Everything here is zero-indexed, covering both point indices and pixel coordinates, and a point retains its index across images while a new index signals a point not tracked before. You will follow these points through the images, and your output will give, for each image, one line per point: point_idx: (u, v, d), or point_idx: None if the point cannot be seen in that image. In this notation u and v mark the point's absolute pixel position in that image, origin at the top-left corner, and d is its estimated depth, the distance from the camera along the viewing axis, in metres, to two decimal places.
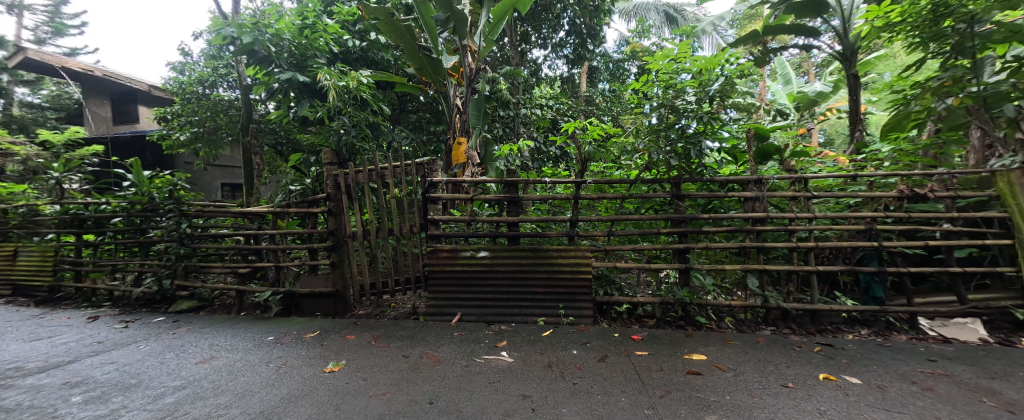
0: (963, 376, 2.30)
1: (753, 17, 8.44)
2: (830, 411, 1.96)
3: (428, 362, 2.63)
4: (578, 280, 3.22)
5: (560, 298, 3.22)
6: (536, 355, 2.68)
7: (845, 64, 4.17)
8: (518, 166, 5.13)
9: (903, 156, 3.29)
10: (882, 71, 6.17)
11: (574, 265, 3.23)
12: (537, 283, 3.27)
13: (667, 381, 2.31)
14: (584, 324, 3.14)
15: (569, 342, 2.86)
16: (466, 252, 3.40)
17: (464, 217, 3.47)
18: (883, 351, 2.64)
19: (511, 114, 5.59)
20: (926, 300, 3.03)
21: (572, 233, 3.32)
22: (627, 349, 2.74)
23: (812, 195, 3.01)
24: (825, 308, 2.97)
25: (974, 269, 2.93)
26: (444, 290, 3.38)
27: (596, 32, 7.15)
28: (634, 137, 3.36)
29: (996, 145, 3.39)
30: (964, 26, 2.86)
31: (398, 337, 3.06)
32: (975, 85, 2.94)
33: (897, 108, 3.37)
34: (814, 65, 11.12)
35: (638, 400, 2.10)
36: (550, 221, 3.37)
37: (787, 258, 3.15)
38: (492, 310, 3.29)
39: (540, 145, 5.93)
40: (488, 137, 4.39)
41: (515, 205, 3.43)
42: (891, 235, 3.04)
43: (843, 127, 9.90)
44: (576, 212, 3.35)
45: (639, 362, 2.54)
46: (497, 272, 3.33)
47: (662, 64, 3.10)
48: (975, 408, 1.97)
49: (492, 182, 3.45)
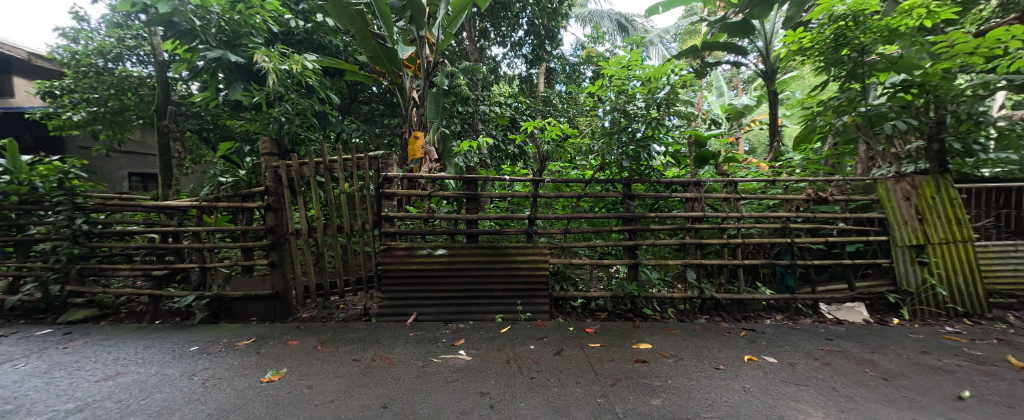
0: (852, 351, 2.75)
1: (693, 33, 9.21)
2: (752, 388, 2.24)
3: (382, 364, 2.54)
4: (536, 277, 3.30)
5: (519, 295, 3.30)
6: (494, 352, 2.71)
7: (767, 82, 4.68)
8: (476, 163, 4.98)
9: (810, 164, 3.86)
10: (795, 91, 6.99)
11: (533, 262, 3.30)
12: (496, 281, 3.30)
13: (617, 369, 2.47)
14: (541, 319, 3.25)
15: (527, 337, 2.95)
16: (422, 250, 3.30)
17: (421, 214, 3.37)
18: (793, 333, 3.06)
19: (468, 112, 5.46)
20: (826, 288, 3.54)
21: (530, 230, 3.37)
22: (581, 342, 2.88)
23: (741, 197, 3.36)
24: (749, 297, 3.34)
25: (861, 261, 3.48)
26: (398, 289, 3.29)
27: (553, 34, 7.20)
28: (590, 138, 3.50)
29: (876, 158, 4.11)
30: (856, 55, 3.40)
31: (348, 340, 2.91)
32: (863, 106, 3.48)
33: (806, 122, 3.95)
34: (742, 80, 12.29)
35: (591, 390, 2.22)
36: (509, 218, 3.38)
37: (719, 254, 3.48)
38: (450, 309, 3.28)
39: (499, 143, 5.75)
40: (446, 132, 4.27)
41: (474, 202, 3.40)
42: (801, 233, 3.50)
43: (764, 138, 11.07)
44: (534, 209, 3.38)
45: (593, 353, 2.69)
46: (455, 270, 3.29)
47: (619, 70, 3.26)
48: (859, 377, 2.38)
49: (450, 179, 3.36)
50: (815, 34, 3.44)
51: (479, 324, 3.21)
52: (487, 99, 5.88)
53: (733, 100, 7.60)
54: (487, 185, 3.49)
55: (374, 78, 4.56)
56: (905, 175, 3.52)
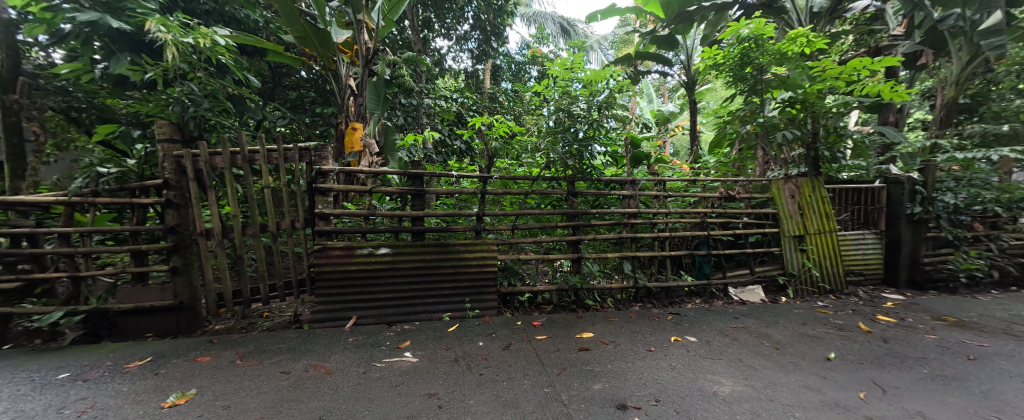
0: (754, 327, 3.21)
1: (627, 43, 9.96)
2: (679, 365, 2.50)
3: (315, 374, 2.32)
4: (484, 274, 3.30)
5: (466, 292, 3.27)
6: (441, 351, 2.64)
7: (687, 92, 5.26)
8: (421, 158, 4.73)
9: (722, 166, 4.38)
10: (709, 101, 7.88)
11: (480, 259, 3.28)
12: (444, 279, 3.23)
13: (563, 358, 2.57)
14: (489, 315, 3.27)
15: (475, 334, 2.93)
16: (363, 250, 3.07)
17: (361, 211, 3.14)
18: (709, 314, 3.48)
19: (412, 104, 5.11)
20: (733, 274, 4.06)
21: (479, 227, 3.33)
22: (529, 335, 2.94)
23: (669, 194, 3.72)
24: (674, 284, 3.71)
25: (759, 250, 4.05)
26: (335, 292, 3.04)
27: (499, 31, 7.20)
28: (538, 137, 3.59)
29: (771, 162, 4.81)
30: (756, 73, 3.97)
31: (273, 351, 2.61)
32: (761, 117, 4.04)
33: (719, 129, 4.52)
34: (666, 89, 13.44)
35: (539, 380, 2.28)
36: (456, 215, 3.31)
37: (650, 246, 3.81)
38: (394, 311, 3.13)
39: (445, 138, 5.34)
40: (388, 124, 4.04)
41: (420, 198, 3.27)
42: (715, 226, 3.98)
43: (686, 143, 12.23)
44: (482, 206, 3.36)
45: (539, 345, 2.76)
46: (399, 270, 3.14)
47: (564, 72, 3.40)
48: (760, 348, 2.79)
49: (393, 174, 3.18)
50: (726, 53, 3.92)
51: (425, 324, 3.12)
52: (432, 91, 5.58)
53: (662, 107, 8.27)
54: (432, 180, 3.38)
55: (303, 60, 4.12)
56: (791, 177, 4.19)
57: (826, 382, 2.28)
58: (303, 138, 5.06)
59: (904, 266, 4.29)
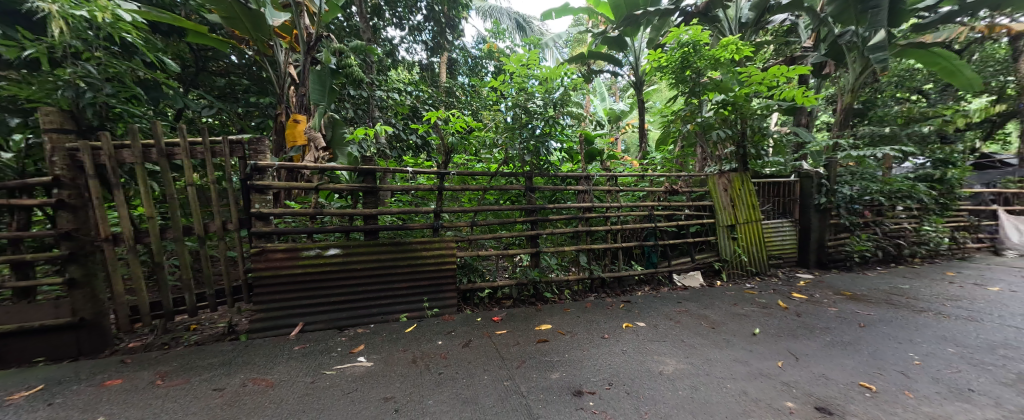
0: (694, 310, 3.49)
1: (580, 43, 10.21)
2: (630, 349, 2.64)
3: (255, 388, 2.12)
4: (443, 271, 3.23)
5: (424, 291, 3.17)
6: (398, 353, 2.55)
7: (636, 92, 5.60)
8: (374, 154, 4.48)
9: (668, 163, 4.83)
10: (656, 101, 8.32)
11: (438, 257, 3.20)
12: (400, 279, 3.11)
13: (523, 351, 2.60)
14: (449, 313, 3.22)
15: (434, 333, 2.86)
16: (309, 251, 2.85)
17: (306, 210, 2.91)
18: (656, 300, 3.72)
19: (364, 96, 4.76)
20: (676, 261, 4.37)
21: (436, 224, 3.25)
22: (489, 331, 2.93)
23: (620, 189, 3.91)
24: (626, 274, 3.91)
25: (698, 239, 4.41)
26: (277, 299, 2.79)
27: (455, 23, 7.06)
28: (494, 132, 3.58)
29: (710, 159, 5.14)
30: (695, 76, 4.29)
31: (203, 367, 2.34)
32: (699, 118, 4.40)
33: (665, 127, 4.86)
34: (615, 89, 13.98)
35: (499, 375, 2.29)
36: (413, 213, 3.19)
37: (604, 239, 3.99)
38: (346, 314, 2.95)
39: (398, 131, 5.08)
40: (336, 117, 3.74)
41: (372, 195, 3.10)
42: (660, 219, 4.26)
43: (634, 140, 12.81)
44: (440, 203, 3.28)
45: (499, 340, 2.77)
46: (351, 272, 2.96)
47: (519, 67, 3.38)
48: (699, 328, 3.04)
49: (342, 170, 2.99)
50: (668, 56, 4.21)
51: (380, 326, 2.98)
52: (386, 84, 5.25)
53: (614, 106, 8.60)
54: (384, 176, 3.22)
55: (230, 42, 3.81)
56: (724, 172, 4.60)
57: (753, 354, 2.56)
58: (235, 130, 4.57)
59: (813, 249, 4.91)
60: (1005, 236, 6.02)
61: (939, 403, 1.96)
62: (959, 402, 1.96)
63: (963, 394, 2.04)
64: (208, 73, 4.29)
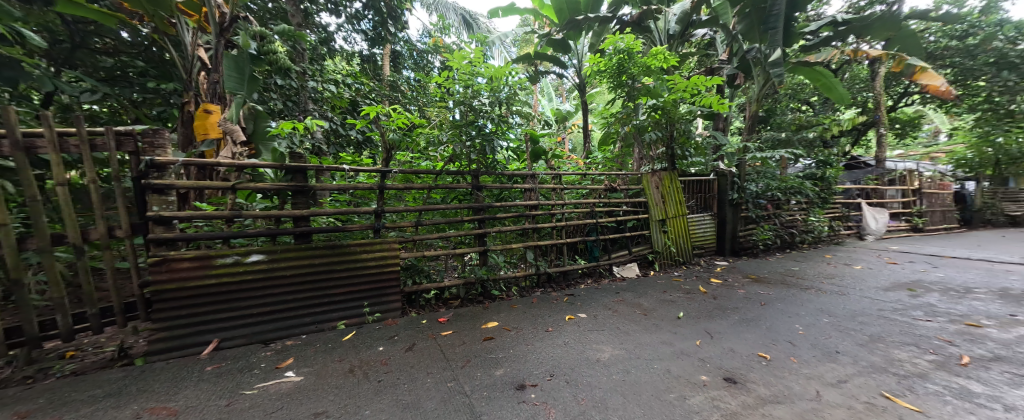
0: (630, 299, 3.74)
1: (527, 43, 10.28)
2: (572, 340, 2.75)
3: (155, 417, 1.85)
4: (385, 275, 3.10)
5: (364, 296, 3.02)
6: (333, 364, 2.38)
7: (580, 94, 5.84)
8: (307, 150, 4.18)
9: (608, 162, 5.13)
10: (599, 102, 8.67)
11: (380, 260, 3.06)
12: (337, 285, 2.92)
13: (469, 350, 2.58)
14: (391, 317, 3.10)
15: (375, 339, 2.73)
16: (225, 258, 2.56)
17: (221, 212, 2.60)
18: (597, 292, 3.92)
19: (296, 85, 4.34)
20: (615, 254, 4.64)
21: (378, 225, 3.10)
22: (434, 333, 2.86)
23: (565, 187, 4.07)
24: (571, 269, 4.06)
25: (634, 233, 4.72)
26: (184, 313, 2.47)
27: (397, 14, 5.89)
28: (437, 130, 3.49)
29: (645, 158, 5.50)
30: (631, 81, 4.61)
31: (79, 401, 1.96)
32: (636, 120, 4.70)
33: (605, 128, 5.15)
34: (559, 91, 14.35)
35: (442, 376, 2.24)
36: (352, 213, 3.01)
37: (550, 235, 4.12)
38: (271, 326, 2.70)
39: (334, 126, 4.72)
40: (259, 108, 3.32)
41: (302, 195, 2.88)
42: (601, 215, 4.49)
43: (579, 140, 13.25)
44: (381, 203, 3.14)
45: (444, 341, 2.71)
46: (279, 279, 2.72)
47: (461, 64, 3.32)
48: (633, 316, 3.26)
49: (267, 167, 2.73)
50: (607, 61, 4.45)
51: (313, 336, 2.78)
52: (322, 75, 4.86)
53: (560, 107, 8.85)
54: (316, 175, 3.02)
55: (120, 18, 3.06)
56: (655, 171, 4.97)
57: (678, 336, 2.80)
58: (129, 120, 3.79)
59: (728, 239, 5.53)
60: (867, 224, 7.32)
61: (815, 364, 2.33)
62: (830, 362, 2.34)
63: (832, 355, 2.44)
64: (89, 50, 3.35)
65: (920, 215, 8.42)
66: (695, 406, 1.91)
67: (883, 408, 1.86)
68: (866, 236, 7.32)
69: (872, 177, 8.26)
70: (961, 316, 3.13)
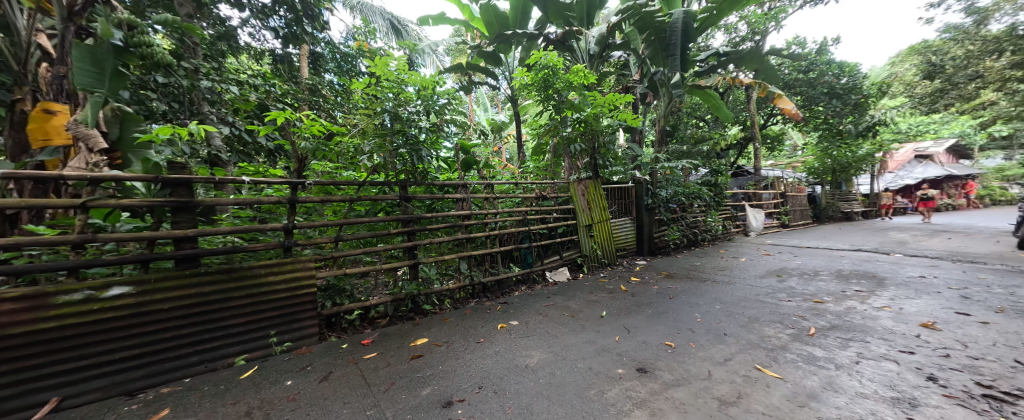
0: (560, 302, 3.90)
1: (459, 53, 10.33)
2: (502, 349, 2.78)
3: None
4: (297, 298, 2.84)
5: (270, 325, 2.73)
6: (226, 408, 2.10)
7: (511, 105, 6.02)
8: (204, 159, 3.67)
9: (537, 170, 5.29)
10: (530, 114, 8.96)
11: (290, 282, 2.80)
12: (235, 315, 2.58)
13: (393, 372, 2.47)
14: (304, 345, 2.85)
15: (282, 372, 2.48)
16: (72, 295, 2.09)
17: (69, 237, 2.12)
18: (530, 298, 4.02)
19: (189, 84, 3.71)
20: (548, 260, 4.81)
21: (288, 244, 2.85)
22: (355, 357, 2.70)
23: (497, 196, 4.15)
24: (505, 277, 4.13)
25: (564, 238, 4.96)
26: (5, 370, 1.94)
27: (315, 12, 5.17)
28: (358, 137, 3.27)
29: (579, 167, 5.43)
30: (559, 95, 4.87)
31: None
32: (563, 131, 4.97)
33: (537, 139, 5.34)
34: (493, 101, 14.57)
35: (361, 405, 2.12)
36: (256, 231, 2.73)
37: (484, 244, 4.15)
38: (141, 372, 2.27)
39: (236, 131, 4.03)
40: (129, 110, 2.70)
41: (185, 212, 2.53)
42: (533, 223, 4.65)
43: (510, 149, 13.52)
44: (292, 217, 2.92)
45: (366, 365, 2.57)
46: (153, 314, 2.31)
47: (384, 71, 3.20)
48: (561, 318, 3.40)
49: (138, 180, 2.35)
50: (534, 74, 4.67)
51: (203, 378, 2.41)
52: (220, 75, 4.20)
53: (494, 117, 9.02)
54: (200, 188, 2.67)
55: None
56: (581, 179, 5.29)
57: (599, 334, 2.98)
58: None
59: (645, 240, 6.05)
60: (750, 222, 8.49)
61: (709, 347, 2.64)
62: (719, 344, 2.68)
63: (722, 337, 2.79)
64: None
65: (787, 213, 10.04)
66: (610, 399, 2.05)
67: (757, 380, 2.18)
68: (749, 233, 8.51)
69: (751, 182, 9.68)
70: (810, 294, 3.80)
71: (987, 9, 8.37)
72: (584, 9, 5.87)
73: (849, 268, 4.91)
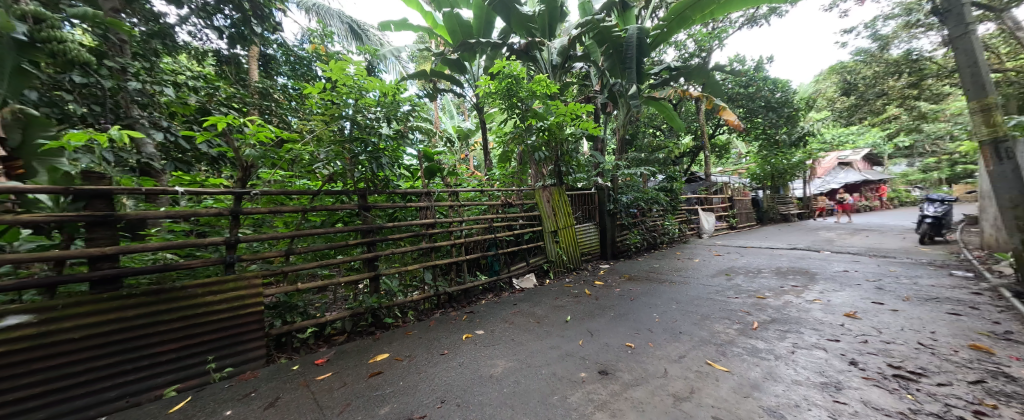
0: (525, 308, 3.92)
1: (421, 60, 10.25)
2: (467, 360, 2.75)
3: None
4: (240, 320, 2.63)
5: (207, 350, 2.50)
6: None
7: (477, 113, 6.02)
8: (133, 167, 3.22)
9: (503, 177, 5.28)
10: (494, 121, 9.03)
11: (232, 302, 2.60)
12: (165, 341, 2.35)
13: (349, 393, 2.37)
14: (248, 370, 2.66)
15: (222, 402, 2.30)
16: None
17: None
18: (496, 306, 4.02)
19: (113, 86, 3.08)
20: (514, 266, 4.83)
21: (230, 259, 2.66)
22: (307, 379, 2.56)
23: (461, 204, 4.14)
24: (472, 286, 4.11)
25: (530, 244, 5.02)
26: None
27: (265, 12, 4.69)
28: (311, 145, 3.09)
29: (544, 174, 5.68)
30: (523, 104, 4.94)
31: None
32: (528, 140, 5.06)
33: (501, 147, 5.37)
34: (459, 108, 14.48)
35: None
36: (193, 246, 2.53)
37: (449, 253, 4.11)
38: (45, 413, 1.98)
39: (172, 138, 3.49)
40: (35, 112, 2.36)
41: (102, 227, 2.27)
42: (500, 230, 4.68)
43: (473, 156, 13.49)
44: (236, 230, 2.74)
45: (319, 387, 2.45)
46: (61, 345, 2.03)
47: (341, 76, 3.07)
48: (528, 325, 3.42)
49: (42, 193, 2.09)
50: (498, 83, 4.71)
51: (124, 415, 2.15)
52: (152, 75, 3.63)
53: (459, 124, 9.02)
54: (126, 199, 2.47)
55: None
56: (546, 186, 5.37)
57: (563, 339, 3.03)
58: None
59: (609, 245, 6.25)
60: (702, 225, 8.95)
61: (666, 345, 2.76)
62: (674, 342, 2.81)
63: (677, 335, 2.93)
64: None
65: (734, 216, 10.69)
66: (573, 403, 2.09)
67: (707, 374, 2.30)
68: (702, 235, 8.99)
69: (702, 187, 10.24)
70: (754, 290, 4.08)
71: (889, 36, 8.87)
72: (547, 21, 6.11)
73: (786, 264, 5.32)
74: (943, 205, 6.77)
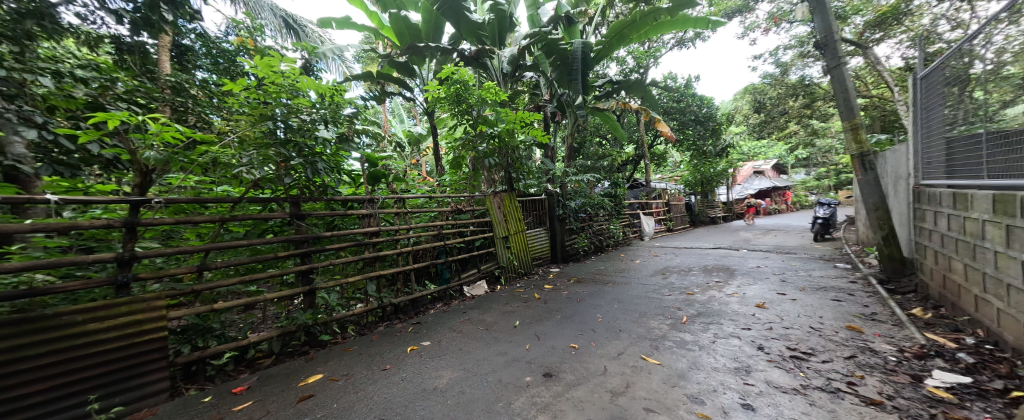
0: (474, 316, 3.91)
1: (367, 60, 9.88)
2: (410, 375, 2.67)
3: None
4: (135, 349, 2.25)
5: (89, 389, 2.09)
6: None
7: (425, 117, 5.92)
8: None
9: (450, 184, 5.25)
10: None
11: (126, 329, 2.21)
12: (28, 382, 1.91)
13: None
14: (144, 407, 2.27)
15: None
16: None
17: None
18: (444, 315, 3.96)
19: None
20: (465, 274, 4.80)
21: (124, 278, 2.28)
22: (223, 411, 2.30)
23: (408, 211, 4.04)
24: (420, 295, 4.05)
25: (481, 251, 5.02)
26: None
27: None
28: (232, 148, 2.81)
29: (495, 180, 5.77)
30: (473, 111, 4.95)
31: None
32: (479, 146, 5.06)
33: (452, 153, 5.31)
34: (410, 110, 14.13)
35: None
36: (73, 264, 2.13)
37: (395, 261, 3.99)
38: None
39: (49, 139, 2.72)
40: None
41: None
42: (450, 238, 4.64)
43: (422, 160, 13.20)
44: (132, 244, 2.37)
45: (240, 416, 2.23)
46: None
47: (270, 74, 2.85)
48: (475, 333, 3.40)
49: None
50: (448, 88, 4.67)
51: None
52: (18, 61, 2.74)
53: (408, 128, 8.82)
54: None
55: None
56: (496, 192, 5.41)
57: (509, 346, 3.05)
58: None
59: (558, 249, 6.44)
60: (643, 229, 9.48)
61: (606, 344, 2.87)
62: (614, 340, 2.94)
63: (617, 334, 3.06)
64: None
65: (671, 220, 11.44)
66: (517, 409, 2.11)
67: (642, 368, 2.43)
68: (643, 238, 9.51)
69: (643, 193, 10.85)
70: (685, 287, 4.39)
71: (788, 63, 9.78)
72: (496, 30, 6.09)
73: (713, 263, 5.80)
74: (831, 206, 7.80)
